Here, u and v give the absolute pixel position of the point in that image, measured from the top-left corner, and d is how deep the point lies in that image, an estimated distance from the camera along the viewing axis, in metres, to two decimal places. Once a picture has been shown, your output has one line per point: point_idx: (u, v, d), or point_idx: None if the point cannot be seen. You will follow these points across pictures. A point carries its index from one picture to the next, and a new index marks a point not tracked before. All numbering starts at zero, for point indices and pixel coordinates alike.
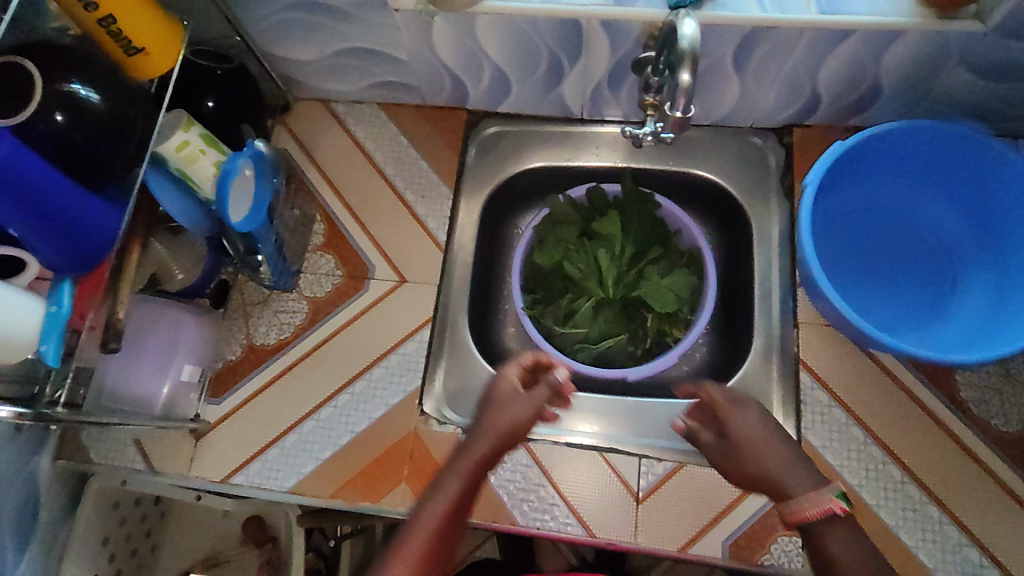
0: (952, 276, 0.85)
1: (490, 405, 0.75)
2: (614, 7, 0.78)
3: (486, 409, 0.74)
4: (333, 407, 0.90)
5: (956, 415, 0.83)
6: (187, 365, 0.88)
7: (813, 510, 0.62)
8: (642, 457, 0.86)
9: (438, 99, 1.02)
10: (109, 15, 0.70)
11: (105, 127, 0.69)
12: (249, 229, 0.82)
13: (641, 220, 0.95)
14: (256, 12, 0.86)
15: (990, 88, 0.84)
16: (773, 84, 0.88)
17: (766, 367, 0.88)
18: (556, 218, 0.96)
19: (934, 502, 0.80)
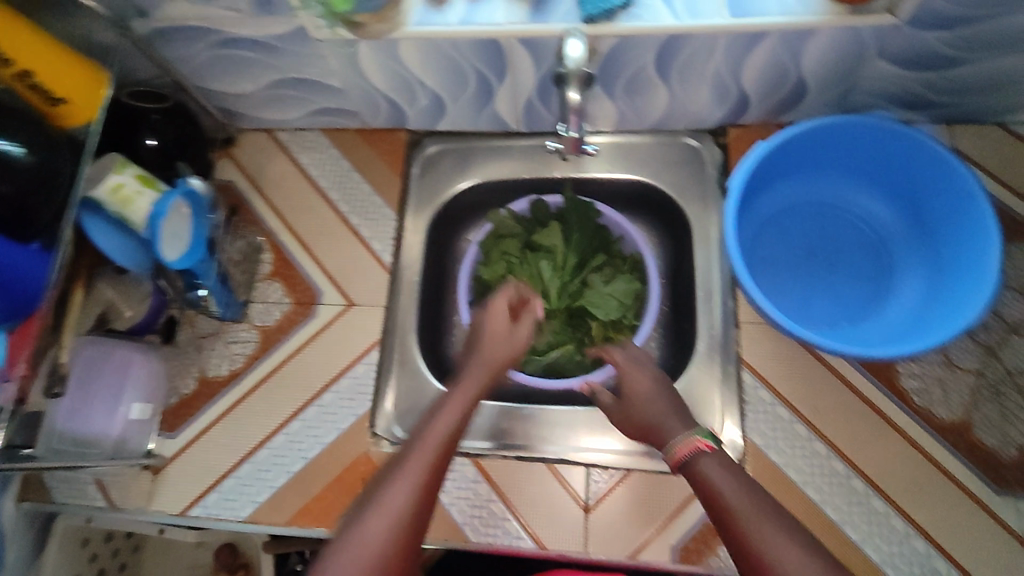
0: (888, 266, 0.86)
1: (482, 342, 0.80)
2: (530, 25, 0.79)
3: (480, 344, 0.79)
4: (285, 435, 0.92)
5: (898, 405, 0.83)
6: (135, 404, 0.91)
7: (683, 449, 0.71)
8: (590, 467, 0.87)
9: (378, 122, 1.03)
10: (26, 71, 0.72)
11: (31, 179, 0.70)
12: (188, 266, 0.83)
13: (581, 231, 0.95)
14: (184, 51, 0.87)
15: (913, 78, 0.84)
16: (700, 88, 0.88)
17: (710, 367, 0.88)
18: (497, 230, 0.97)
19: (880, 494, 0.80)
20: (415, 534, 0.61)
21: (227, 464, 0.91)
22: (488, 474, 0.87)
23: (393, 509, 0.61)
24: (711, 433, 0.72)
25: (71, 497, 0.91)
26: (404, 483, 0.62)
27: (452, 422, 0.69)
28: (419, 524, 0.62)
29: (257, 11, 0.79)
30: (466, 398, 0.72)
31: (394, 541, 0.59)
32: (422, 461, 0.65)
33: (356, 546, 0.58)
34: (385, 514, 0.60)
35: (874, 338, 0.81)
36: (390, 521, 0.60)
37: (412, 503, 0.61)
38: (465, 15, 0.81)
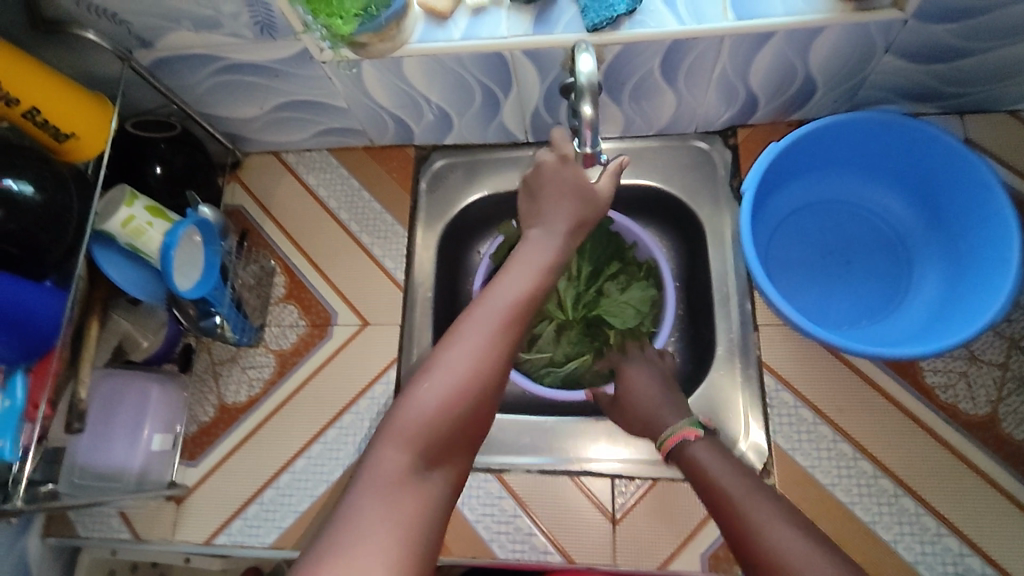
0: (907, 263, 0.85)
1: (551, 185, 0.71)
2: (534, 37, 0.79)
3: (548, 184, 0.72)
4: (307, 459, 0.92)
5: (924, 402, 0.82)
6: (156, 434, 0.88)
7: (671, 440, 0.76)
8: (615, 478, 0.86)
9: (385, 139, 1.03)
10: (33, 108, 0.71)
11: (41, 218, 0.70)
12: (201, 294, 0.83)
13: (593, 240, 0.92)
14: (188, 79, 0.87)
15: (923, 70, 0.83)
16: (707, 90, 0.87)
17: (731, 371, 0.87)
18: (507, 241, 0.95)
19: (909, 493, 0.79)
20: (496, 375, 0.62)
21: (250, 490, 0.92)
22: (512, 489, 0.87)
23: (476, 349, 0.61)
24: (696, 422, 0.76)
25: (96, 530, 0.92)
26: (488, 326, 0.62)
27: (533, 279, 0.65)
28: (501, 370, 0.62)
29: (259, 37, 0.78)
30: (538, 262, 0.66)
31: (475, 380, 0.61)
32: (503, 311, 0.63)
33: (440, 378, 0.60)
34: (467, 354, 0.61)
35: (896, 335, 0.80)
36: (472, 362, 0.61)
37: (494, 349, 0.61)
38: (468, 29, 0.80)
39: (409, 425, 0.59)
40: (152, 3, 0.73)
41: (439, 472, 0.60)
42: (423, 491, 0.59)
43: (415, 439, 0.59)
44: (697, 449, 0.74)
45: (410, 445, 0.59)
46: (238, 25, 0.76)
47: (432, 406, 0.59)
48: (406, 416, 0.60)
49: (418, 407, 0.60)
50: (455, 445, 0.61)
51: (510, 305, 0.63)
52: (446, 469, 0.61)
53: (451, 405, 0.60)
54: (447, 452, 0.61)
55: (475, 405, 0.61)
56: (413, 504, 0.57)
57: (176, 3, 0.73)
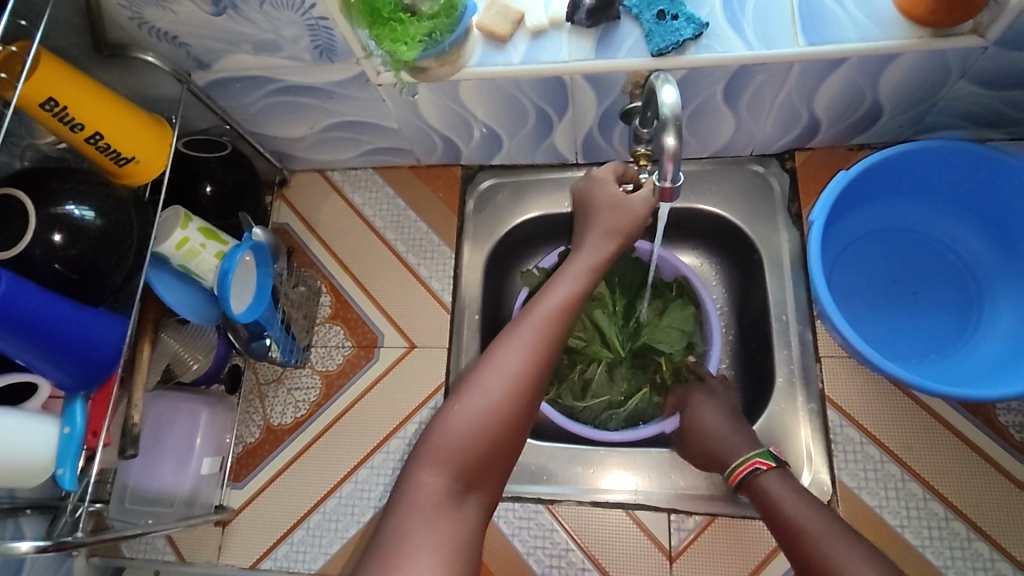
0: (979, 296, 0.83)
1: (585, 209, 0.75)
2: (595, 61, 0.77)
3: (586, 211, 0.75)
4: (354, 483, 0.91)
5: (997, 442, 0.79)
6: (206, 458, 0.88)
7: (739, 471, 0.74)
8: (671, 513, 0.85)
9: (432, 158, 1.02)
10: (96, 133, 0.71)
11: (101, 243, 0.69)
12: (253, 318, 0.82)
13: (623, 272, 0.93)
14: (242, 99, 0.86)
15: (998, 97, 0.81)
16: (768, 114, 0.85)
17: (791, 404, 0.85)
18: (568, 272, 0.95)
19: (983, 537, 0.76)
20: (529, 397, 0.64)
21: (296, 514, 0.90)
22: (565, 523, 0.86)
23: (510, 370, 0.63)
24: (768, 452, 0.74)
25: (141, 551, 0.91)
26: (521, 346, 0.65)
27: (563, 298, 0.68)
28: (533, 391, 0.64)
29: (318, 60, 0.77)
30: (585, 266, 0.71)
31: (507, 401, 0.63)
32: (534, 333, 0.65)
33: (474, 401, 0.63)
34: (498, 376, 0.63)
35: (966, 373, 0.78)
36: (504, 385, 0.63)
37: (528, 367, 0.64)
38: (528, 52, 0.79)
39: (443, 448, 0.61)
40: (211, 26, 0.72)
41: (476, 494, 0.62)
42: (461, 515, 0.60)
43: (450, 463, 0.61)
44: (772, 479, 0.71)
45: (448, 467, 0.61)
46: (297, 49, 0.76)
47: (466, 428, 0.62)
48: (442, 441, 0.62)
49: (452, 431, 0.62)
50: (490, 468, 0.62)
51: (542, 326, 0.66)
52: (480, 490, 0.62)
53: (488, 430, 0.62)
54: (482, 472, 0.62)
55: (510, 426, 0.62)
56: (453, 525, 0.59)
57: (237, 27, 0.72)
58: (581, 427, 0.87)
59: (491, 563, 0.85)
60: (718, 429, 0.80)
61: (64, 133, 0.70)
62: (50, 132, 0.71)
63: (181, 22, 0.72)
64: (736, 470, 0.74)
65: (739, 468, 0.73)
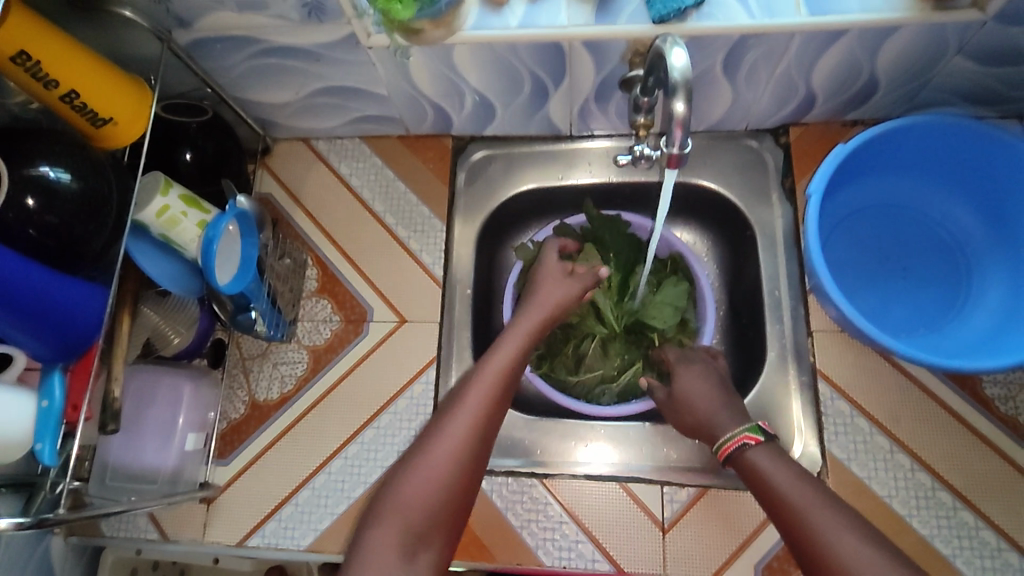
0: (967, 270, 0.84)
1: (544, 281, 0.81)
2: (595, 27, 0.75)
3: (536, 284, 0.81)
4: (343, 459, 0.89)
5: (982, 414, 0.81)
6: (190, 434, 0.85)
7: (730, 443, 0.71)
8: (664, 485, 0.85)
9: (422, 128, 0.99)
10: (71, 91, 0.67)
11: (78, 207, 0.66)
12: (239, 289, 0.79)
13: (617, 247, 0.92)
14: (225, 60, 0.82)
15: (993, 73, 0.81)
16: (766, 87, 0.85)
17: (783, 377, 0.85)
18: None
19: (968, 506, 0.78)
20: (478, 459, 0.65)
21: (284, 491, 0.89)
22: (558, 496, 0.85)
23: (458, 430, 0.65)
24: (757, 426, 0.71)
25: (122, 529, 0.88)
26: (467, 409, 0.67)
27: (506, 363, 0.71)
28: (480, 453, 0.66)
29: (306, 20, 0.74)
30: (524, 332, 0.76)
31: (456, 461, 0.64)
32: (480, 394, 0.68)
33: (424, 462, 0.63)
34: (448, 437, 0.65)
35: (954, 346, 0.79)
36: (455, 448, 0.64)
37: (475, 426, 0.66)
38: (525, 17, 0.76)
39: (399, 509, 0.61)
40: None
41: (425, 552, 0.61)
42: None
43: (399, 522, 0.61)
44: (759, 454, 0.69)
45: (397, 526, 0.60)
46: (284, 7, 0.72)
47: (415, 488, 0.62)
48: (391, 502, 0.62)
49: (403, 491, 0.62)
50: (440, 531, 0.62)
51: (488, 391, 0.69)
52: (430, 550, 0.61)
53: (435, 491, 0.62)
54: (431, 533, 0.62)
55: (458, 485, 0.63)
56: None
57: None
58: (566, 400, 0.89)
59: (485, 537, 0.84)
60: None
61: (37, 89, 0.66)
62: (21, 89, 0.67)
63: None
64: (722, 446, 0.71)
65: (728, 442, 0.71)
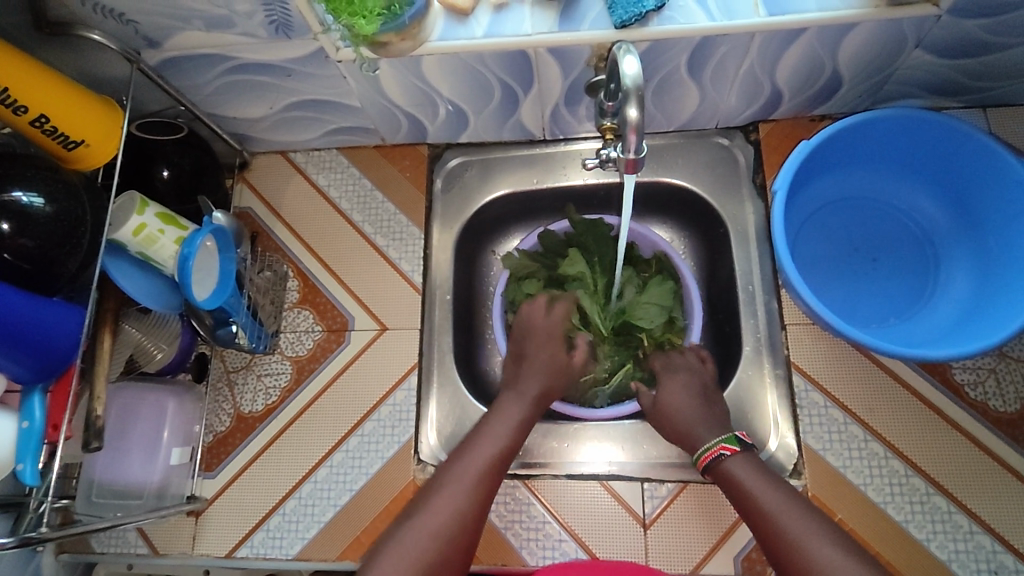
0: (935, 260, 0.85)
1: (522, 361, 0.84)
2: (559, 34, 0.76)
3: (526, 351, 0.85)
4: (328, 467, 0.90)
5: (953, 400, 0.82)
6: (174, 449, 0.86)
7: (706, 454, 0.74)
8: (644, 482, 0.86)
9: (397, 137, 1.00)
10: (41, 116, 0.68)
11: (52, 231, 0.67)
12: (217, 305, 0.80)
13: (601, 250, 0.93)
14: (197, 79, 0.83)
15: (952, 65, 0.83)
16: (731, 87, 0.86)
17: (759, 372, 0.87)
18: (546, 252, 0.96)
19: (941, 492, 0.80)
20: (471, 530, 0.67)
21: (271, 501, 0.90)
22: (541, 497, 0.87)
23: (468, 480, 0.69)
24: (735, 438, 0.74)
25: (113, 545, 0.89)
26: (475, 461, 0.72)
27: (500, 445, 0.74)
28: (474, 526, 0.67)
29: (274, 37, 0.75)
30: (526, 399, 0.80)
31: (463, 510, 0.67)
32: (489, 451, 0.73)
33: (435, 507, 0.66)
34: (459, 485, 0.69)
35: (924, 334, 0.81)
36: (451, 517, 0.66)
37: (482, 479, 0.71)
38: (490, 26, 0.78)
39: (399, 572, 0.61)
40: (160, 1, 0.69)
41: None
42: None
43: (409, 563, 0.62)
44: (734, 463, 0.72)
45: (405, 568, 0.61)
46: (251, 24, 0.73)
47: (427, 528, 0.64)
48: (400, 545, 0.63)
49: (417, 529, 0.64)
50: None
51: (494, 447, 0.74)
52: None
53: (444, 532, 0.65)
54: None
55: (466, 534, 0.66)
56: None
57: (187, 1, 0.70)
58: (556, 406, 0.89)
59: None
60: (692, 404, 0.80)
61: (7, 116, 0.67)
62: None
63: None
64: (700, 456, 0.75)
65: (705, 453, 0.74)
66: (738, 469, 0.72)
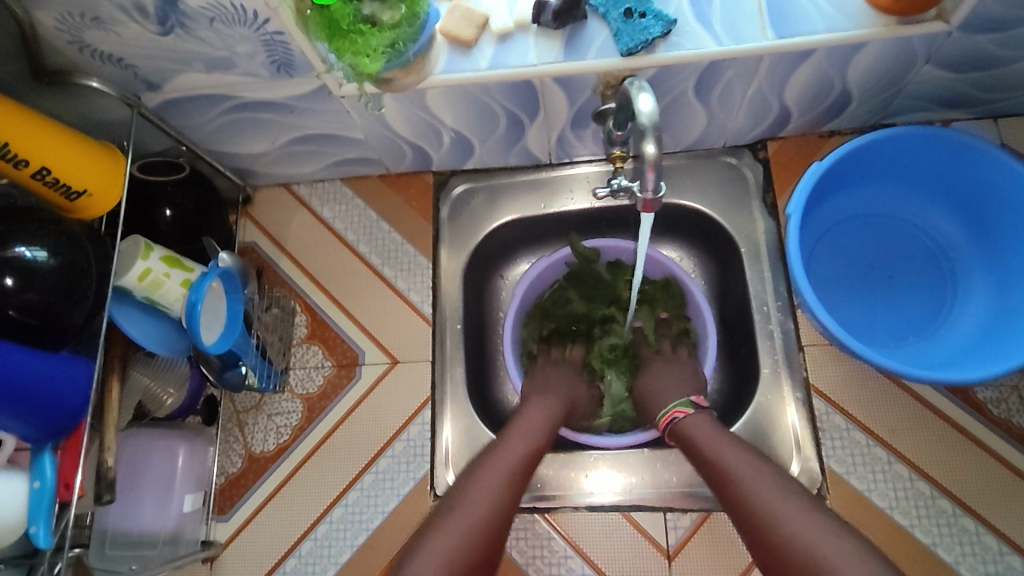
0: (952, 276, 0.84)
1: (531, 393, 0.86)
2: (564, 63, 0.75)
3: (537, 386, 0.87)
4: (344, 507, 0.89)
5: (976, 418, 0.81)
6: (188, 495, 0.85)
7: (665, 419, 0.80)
8: (666, 512, 0.85)
9: (402, 166, 0.99)
10: (43, 168, 0.66)
11: (57, 285, 0.65)
12: (226, 348, 0.79)
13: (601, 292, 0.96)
14: (198, 119, 0.82)
15: (962, 79, 0.82)
16: (739, 108, 0.85)
17: (778, 396, 0.85)
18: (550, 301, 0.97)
19: (968, 513, 0.78)
20: (496, 532, 0.68)
21: (287, 543, 0.88)
22: (562, 530, 0.86)
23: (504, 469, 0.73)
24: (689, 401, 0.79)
25: None
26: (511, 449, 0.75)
27: (522, 452, 0.75)
28: (495, 531, 0.67)
29: (276, 76, 0.74)
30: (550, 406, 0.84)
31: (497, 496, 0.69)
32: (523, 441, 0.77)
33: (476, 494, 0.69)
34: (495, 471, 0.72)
35: (945, 353, 0.79)
36: (481, 516, 0.67)
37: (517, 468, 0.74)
38: (494, 58, 0.76)
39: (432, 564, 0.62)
40: (161, 46, 0.68)
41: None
42: None
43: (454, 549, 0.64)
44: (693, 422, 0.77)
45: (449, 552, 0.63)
46: (253, 65, 0.72)
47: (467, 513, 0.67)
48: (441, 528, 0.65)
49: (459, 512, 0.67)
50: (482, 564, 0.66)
51: (526, 440, 0.77)
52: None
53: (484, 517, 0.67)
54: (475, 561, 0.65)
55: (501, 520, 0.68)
56: None
57: (188, 45, 0.68)
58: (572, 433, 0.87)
59: None
60: None
61: (7, 169, 0.66)
62: None
63: (126, 44, 0.68)
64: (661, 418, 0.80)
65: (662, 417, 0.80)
66: (699, 429, 0.76)
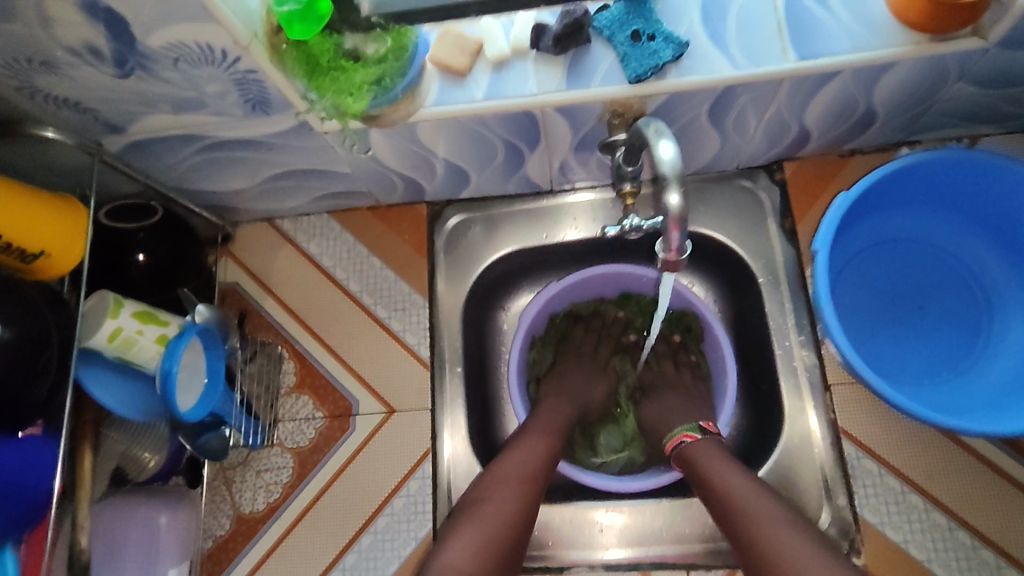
0: (987, 305, 0.79)
1: None
2: (568, 92, 0.69)
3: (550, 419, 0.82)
4: (341, 571, 0.83)
5: (1017, 461, 0.76)
6: (172, 570, 0.78)
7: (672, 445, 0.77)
8: (689, 571, 0.80)
9: (393, 198, 0.93)
10: None
11: (13, 361, 0.58)
12: (207, 411, 0.73)
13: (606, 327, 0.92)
14: (168, 160, 0.75)
15: (994, 95, 0.76)
16: (756, 130, 0.79)
17: (805, 441, 0.79)
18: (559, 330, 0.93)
19: (1012, 564, 0.73)
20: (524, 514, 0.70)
21: None
22: None
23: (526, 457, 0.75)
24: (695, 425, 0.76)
25: None
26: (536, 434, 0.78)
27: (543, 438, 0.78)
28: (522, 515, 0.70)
29: (251, 114, 0.67)
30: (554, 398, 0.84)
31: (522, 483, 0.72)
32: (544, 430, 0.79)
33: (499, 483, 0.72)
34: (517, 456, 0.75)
35: (984, 391, 0.74)
36: (506, 501, 0.70)
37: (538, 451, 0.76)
38: (491, 87, 0.70)
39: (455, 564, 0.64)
40: (121, 89, 0.61)
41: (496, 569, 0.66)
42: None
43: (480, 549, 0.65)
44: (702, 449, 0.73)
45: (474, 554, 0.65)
46: (225, 104, 0.65)
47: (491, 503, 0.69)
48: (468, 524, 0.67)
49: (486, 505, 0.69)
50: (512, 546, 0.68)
51: (544, 426, 0.80)
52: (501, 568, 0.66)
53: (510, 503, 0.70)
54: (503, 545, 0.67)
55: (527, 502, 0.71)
56: None
57: (151, 87, 0.61)
58: (572, 468, 0.80)
59: None
60: None
61: None
62: None
63: (82, 88, 0.61)
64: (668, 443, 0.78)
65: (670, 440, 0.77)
66: (701, 451, 0.73)
